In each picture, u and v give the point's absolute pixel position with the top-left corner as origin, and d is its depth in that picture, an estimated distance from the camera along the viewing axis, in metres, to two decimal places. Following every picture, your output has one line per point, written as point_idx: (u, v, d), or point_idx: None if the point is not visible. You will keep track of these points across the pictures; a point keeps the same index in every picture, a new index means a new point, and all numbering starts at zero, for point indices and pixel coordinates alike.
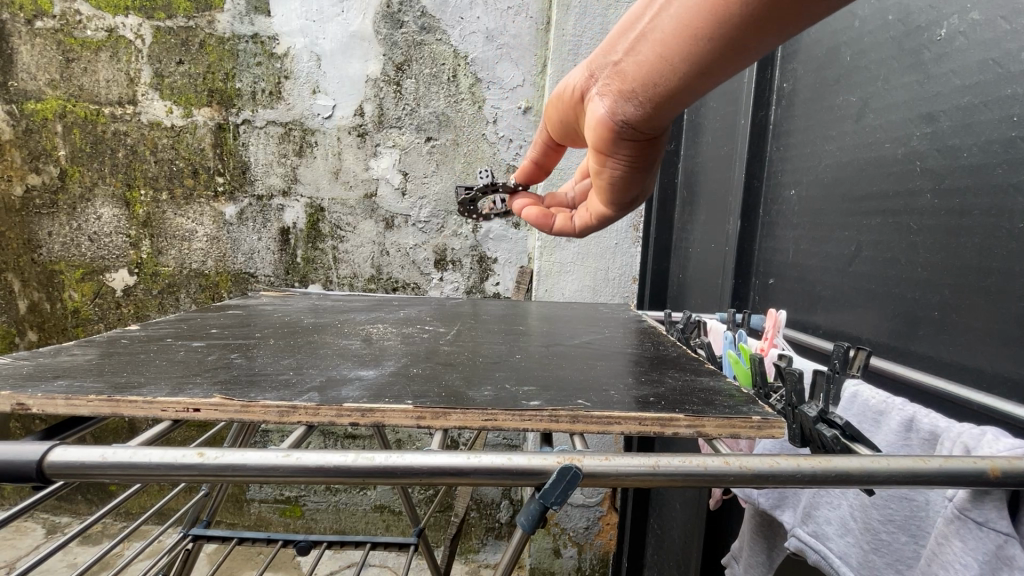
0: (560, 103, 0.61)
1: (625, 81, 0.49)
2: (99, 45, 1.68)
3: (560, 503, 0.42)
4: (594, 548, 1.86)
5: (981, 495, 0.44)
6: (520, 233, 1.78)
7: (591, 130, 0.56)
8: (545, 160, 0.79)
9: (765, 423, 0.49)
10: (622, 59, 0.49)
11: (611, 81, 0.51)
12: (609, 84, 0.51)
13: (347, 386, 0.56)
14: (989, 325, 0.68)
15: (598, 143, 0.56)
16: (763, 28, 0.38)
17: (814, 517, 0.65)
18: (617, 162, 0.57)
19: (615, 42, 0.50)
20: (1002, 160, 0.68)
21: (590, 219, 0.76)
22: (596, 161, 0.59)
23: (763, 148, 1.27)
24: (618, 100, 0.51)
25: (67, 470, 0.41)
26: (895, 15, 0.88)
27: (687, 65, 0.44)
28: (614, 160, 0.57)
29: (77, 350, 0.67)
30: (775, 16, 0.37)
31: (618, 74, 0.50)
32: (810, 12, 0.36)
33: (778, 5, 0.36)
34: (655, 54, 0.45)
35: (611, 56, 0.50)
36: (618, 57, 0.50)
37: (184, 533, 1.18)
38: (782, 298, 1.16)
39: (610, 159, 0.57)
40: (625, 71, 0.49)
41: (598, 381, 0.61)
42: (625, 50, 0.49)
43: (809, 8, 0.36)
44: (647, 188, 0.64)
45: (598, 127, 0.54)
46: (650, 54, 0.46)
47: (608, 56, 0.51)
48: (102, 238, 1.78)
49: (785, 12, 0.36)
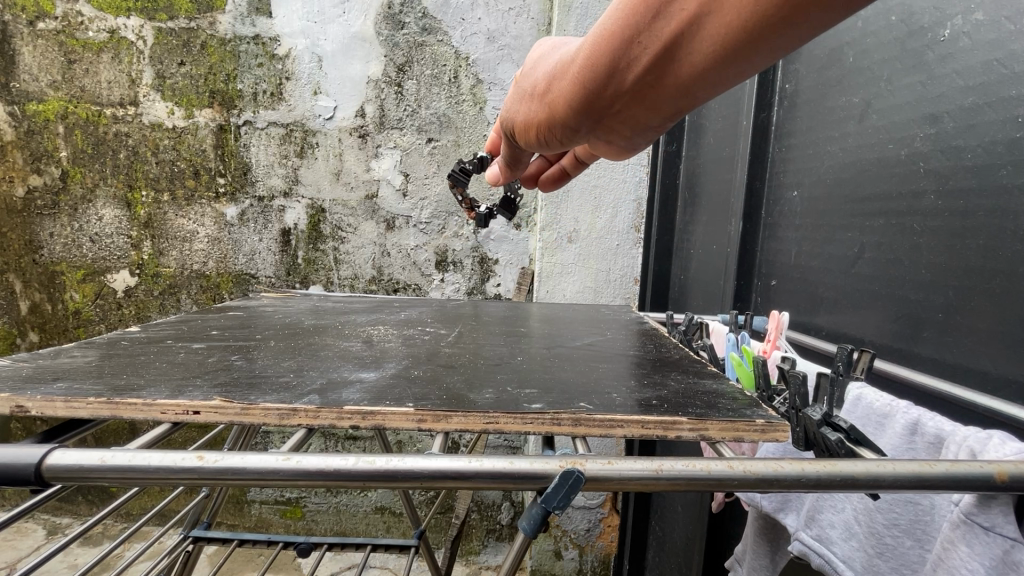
0: (541, 145, 0.58)
1: (635, 123, 0.49)
2: (101, 46, 1.68)
3: (563, 507, 0.42)
4: (596, 550, 1.85)
5: (987, 500, 0.44)
6: (521, 234, 1.78)
7: (610, 155, 0.57)
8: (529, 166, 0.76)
9: (769, 427, 0.48)
10: (621, 110, 0.47)
11: (617, 127, 0.50)
12: (618, 127, 0.50)
13: (348, 388, 0.55)
14: (994, 327, 0.68)
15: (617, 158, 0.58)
16: (772, 54, 0.37)
17: (817, 520, 0.64)
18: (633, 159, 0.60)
19: (601, 97, 0.46)
20: (1007, 161, 0.68)
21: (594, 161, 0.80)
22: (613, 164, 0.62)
23: (765, 149, 1.26)
24: (633, 135, 0.51)
25: (65, 474, 0.41)
26: (899, 16, 0.87)
27: (696, 95, 0.43)
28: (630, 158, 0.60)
29: (77, 352, 0.67)
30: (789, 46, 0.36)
31: (626, 119, 0.48)
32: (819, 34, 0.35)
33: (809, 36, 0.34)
34: (665, 96, 0.44)
35: (603, 111, 0.48)
36: (615, 109, 0.47)
37: (184, 535, 1.18)
38: (784, 299, 1.16)
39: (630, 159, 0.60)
40: (631, 116, 0.48)
41: (600, 383, 0.60)
42: (621, 102, 0.46)
43: None
44: None
45: (619, 152, 0.56)
46: (664, 96, 0.44)
47: (598, 109, 0.48)
48: (104, 239, 1.78)
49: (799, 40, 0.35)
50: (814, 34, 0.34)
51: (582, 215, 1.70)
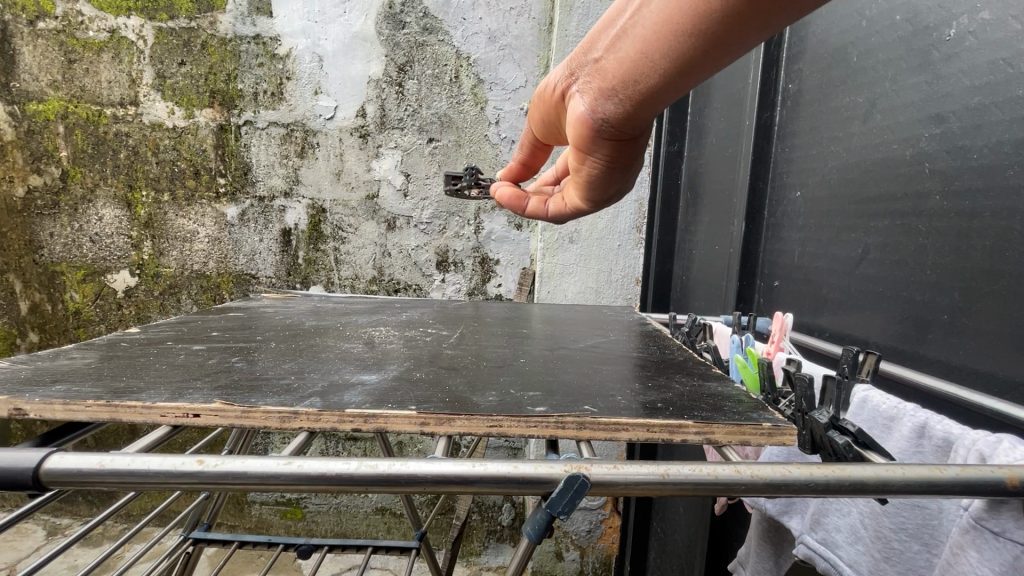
0: (538, 105, 0.57)
1: (601, 80, 0.46)
2: (102, 46, 1.68)
3: (567, 513, 0.41)
4: (597, 552, 1.85)
5: (996, 505, 0.43)
6: (522, 234, 1.77)
7: (569, 129, 0.52)
8: (533, 161, 0.73)
9: (776, 431, 0.48)
10: (601, 58, 0.45)
11: (585, 80, 0.47)
12: (586, 84, 0.47)
13: (349, 391, 0.55)
14: (1002, 329, 0.67)
15: (575, 143, 0.52)
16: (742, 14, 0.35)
17: (823, 524, 0.64)
18: (599, 162, 0.53)
19: (592, 39, 0.46)
20: (1014, 162, 0.67)
21: (564, 206, 0.70)
22: (574, 161, 0.55)
23: (767, 149, 1.26)
24: (598, 99, 0.47)
25: (63, 479, 0.40)
26: (903, 15, 0.87)
27: (667, 62, 0.41)
28: (598, 161, 0.53)
29: (76, 354, 0.66)
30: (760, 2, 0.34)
31: (595, 73, 0.46)
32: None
33: None
34: (635, 50, 0.42)
35: (590, 53, 0.46)
36: (596, 55, 0.46)
37: (184, 537, 1.17)
38: (788, 300, 1.15)
39: (586, 158, 0.53)
40: (605, 72, 0.45)
41: (604, 386, 0.60)
42: (605, 48, 0.45)
43: None
44: (624, 190, 0.59)
45: (579, 127, 0.50)
46: (632, 50, 0.42)
47: (582, 54, 0.47)
48: (105, 239, 1.78)
49: (765, 7, 0.34)
50: None
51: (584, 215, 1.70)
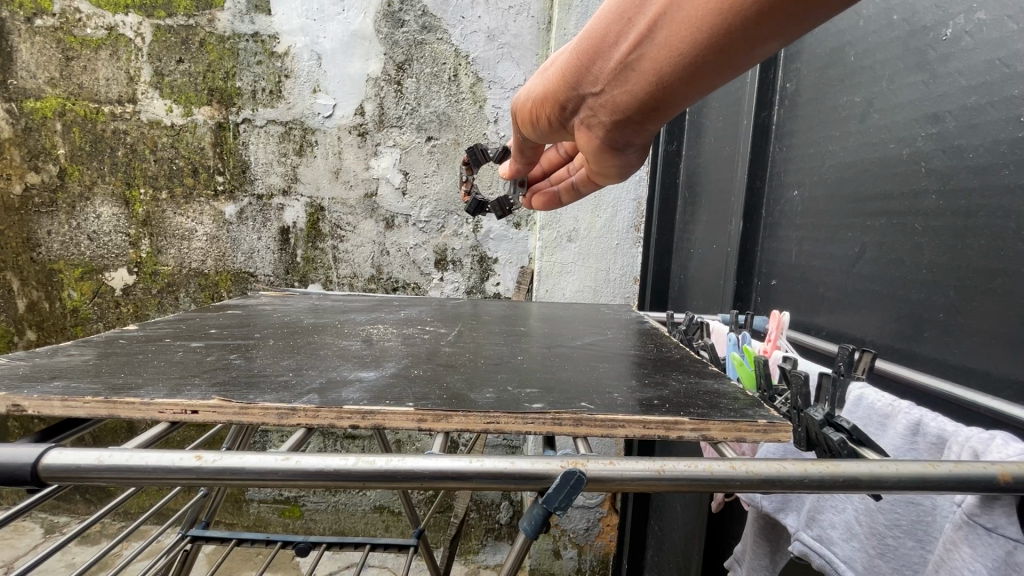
0: (532, 125, 0.58)
1: (615, 110, 0.47)
2: (99, 43, 1.68)
3: (564, 508, 0.42)
4: (595, 550, 1.85)
5: (989, 501, 0.44)
6: (520, 233, 1.77)
7: (590, 150, 0.55)
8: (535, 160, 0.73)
9: (771, 427, 0.48)
10: (603, 90, 0.46)
11: (598, 111, 0.49)
12: (597, 113, 0.49)
13: (348, 388, 0.55)
14: (997, 328, 0.68)
15: (600, 159, 0.55)
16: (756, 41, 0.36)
17: (818, 521, 0.64)
18: (619, 168, 0.57)
19: (586, 72, 0.46)
20: (1009, 161, 0.67)
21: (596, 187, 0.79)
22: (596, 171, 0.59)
23: (765, 148, 1.26)
24: (614, 126, 0.50)
25: (63, 474, 0.40)
26: (901, 15, 0.87)
27: (676, 88, 0.42)
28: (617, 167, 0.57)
29: (74, 351, 0.66)
30: (770, 35, 0.35)
31: (605, 104, 0.47)
32: (802, 30, 0.34)
33: (777, 22, 0.33)
34: (644, 84, 0.43)
35: (590, 87, 0.47)
36: (600, 88, 0.46)
37: (182, 534, 1.17)
38: (785, 299, 1.16)
39: (609, 167, 0.57)
40: (613, 103, 0.47)
41: (601, 383, 0.60)
42: (605, 81, 0.46)
43: (813, 15, 0.33)
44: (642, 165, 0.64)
45: (599, 149, 0.53)
46: (640, 85, 0.43)
47: (583, 86, 0.47)
48: (102, 237, 1.78)
49: (770, 41, 0.35)
50: (783, 22, 0.33)
51: (583, 214, 1.70)
